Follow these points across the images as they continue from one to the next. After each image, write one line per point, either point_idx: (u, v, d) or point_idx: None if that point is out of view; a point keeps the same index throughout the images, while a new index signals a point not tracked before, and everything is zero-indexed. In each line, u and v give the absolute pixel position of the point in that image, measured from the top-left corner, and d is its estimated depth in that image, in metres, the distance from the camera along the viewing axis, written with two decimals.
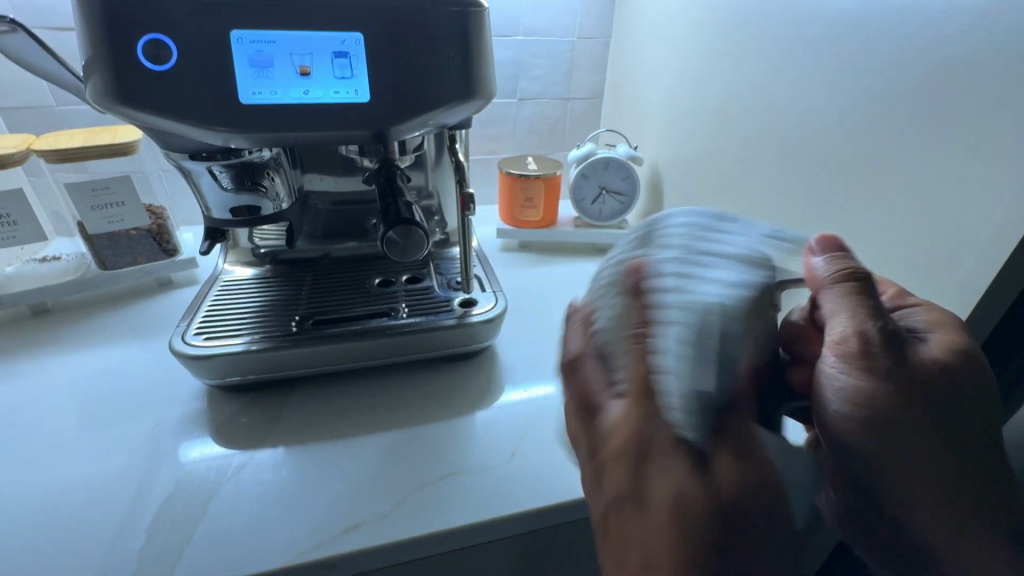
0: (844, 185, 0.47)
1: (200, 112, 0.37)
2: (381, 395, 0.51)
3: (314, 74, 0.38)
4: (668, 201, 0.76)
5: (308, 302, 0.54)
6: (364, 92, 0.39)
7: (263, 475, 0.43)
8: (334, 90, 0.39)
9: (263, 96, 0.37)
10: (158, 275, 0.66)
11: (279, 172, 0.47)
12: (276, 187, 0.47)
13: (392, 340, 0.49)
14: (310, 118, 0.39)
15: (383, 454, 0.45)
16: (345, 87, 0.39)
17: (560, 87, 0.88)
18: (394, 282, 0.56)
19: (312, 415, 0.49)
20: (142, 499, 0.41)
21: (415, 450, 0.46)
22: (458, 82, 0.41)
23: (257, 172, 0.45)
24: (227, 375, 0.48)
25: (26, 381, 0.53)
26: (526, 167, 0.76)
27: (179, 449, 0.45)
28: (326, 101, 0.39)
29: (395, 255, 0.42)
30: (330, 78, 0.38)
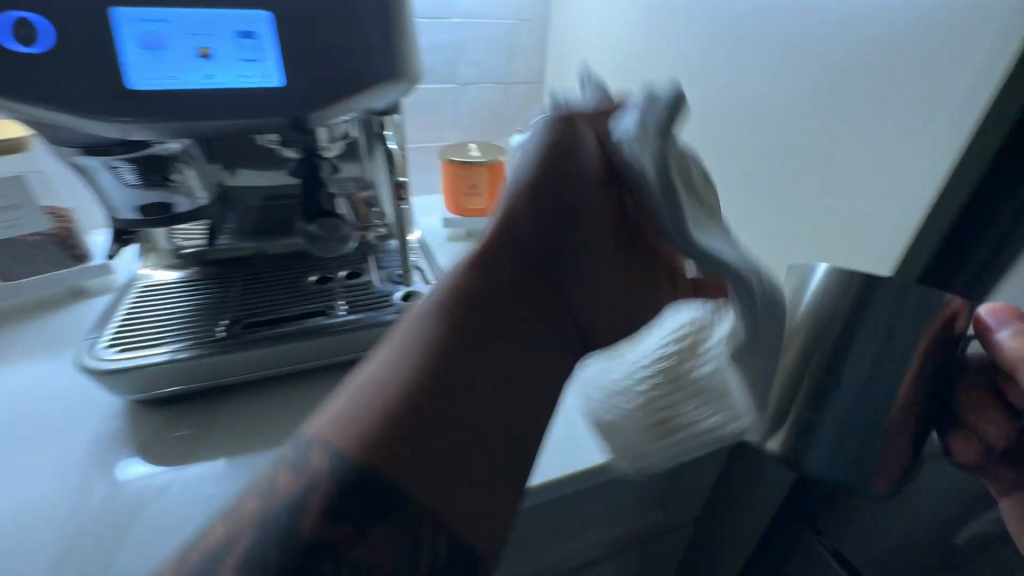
0: (776, 164, 0.49)
1: (87, 101, 0.33)
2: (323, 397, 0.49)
3: (217, 57, 0.35)
4: None
5: (237, 304, 0.50)
6: (276, 76, 0.36)
7: (208, 485, 0.41)
8: (242, 74, 0.36)
9: (159, 81, 0.34)
10: (67, 283, 0.60)
11: (191, 164, 0.43)
12: (188, 181, 0.43)
13: (330, 339, 0.47)
14: (217, 106, 0.36)
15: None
16: (254, 70, 0.36)
17: (501, 71, 0.86)
18: (331, 279, 0.54)
19: (248, 424, 0.46)
20: (55, 531, 0.37)
21: None
22: (380, 66, 0.39)
23: (163, 165, 0.41)
24: (149, 386, 0.45)
25: None
26: (468, 154, 0.74)
27: (94, 474, 0.42)
28: (233, 86, 0.36)
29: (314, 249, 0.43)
30: (236, 62, 0.35)
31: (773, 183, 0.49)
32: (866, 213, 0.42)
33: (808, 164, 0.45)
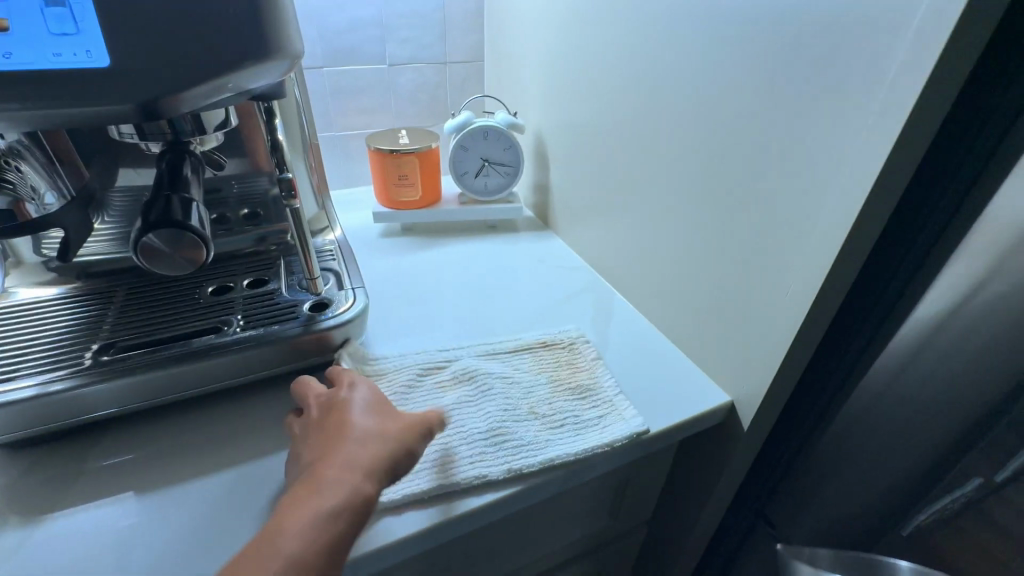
0: (715, 144, 0.45)
1: None
2: (223, 426, 0.44)
3: (17, 30, 0.28)
4: (555, 171, 0.72)
5: (118, 323, 0.44)
6: (101, 54, 0.30)
7: (116, 519, 0.37)
8: (55, 52, 0.29)
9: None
10: None
11: (25, 162, 0.37)
12: (27, 180, 0.37)
13: (222, 360, 0.41)
14: (27, 91, 0.29)
15: (225, 498, 0.39)
16: (72, 47, 0.29)
17: (435, 50, 0.79)
18: (231, 289, 0.48)
19: (134, 463, 0.41)
20: None
21: (260, 487, 0.40)
22: (242, 41, 0.32)
23: None
24: (7, 428, 0.38)
25: None
26: (397, 142, 0.68)
27: None
28: (45, 67, 0.29)
29: (154, 265, 0.30)
30: (46, 36, 0.29)
31: (714, 166, 0.45)
32: (801, 198, 0.38)
33: (747, 144, 0.42)
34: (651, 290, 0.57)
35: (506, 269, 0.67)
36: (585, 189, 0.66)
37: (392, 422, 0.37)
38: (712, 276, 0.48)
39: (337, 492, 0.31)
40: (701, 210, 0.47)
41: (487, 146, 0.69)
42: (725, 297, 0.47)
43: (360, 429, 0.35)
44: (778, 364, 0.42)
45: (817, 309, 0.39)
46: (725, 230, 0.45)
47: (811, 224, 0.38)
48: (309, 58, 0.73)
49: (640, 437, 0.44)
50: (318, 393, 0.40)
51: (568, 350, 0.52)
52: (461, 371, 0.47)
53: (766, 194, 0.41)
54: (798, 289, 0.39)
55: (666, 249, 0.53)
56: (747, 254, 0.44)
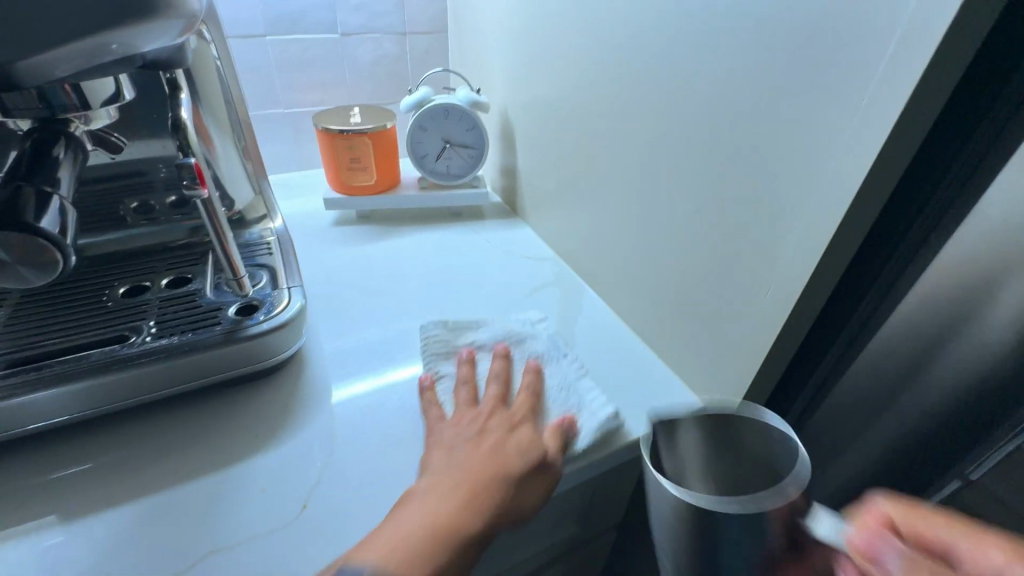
0: (693, 127, 0.40)
1: None
2: (141, 447, 0.39)
3: None
4: (522, 153, 0.66)
5: (6, 332, 0.37)
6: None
7: (20, 560, 0.32)
8: None
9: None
10: None
11: None
12: None
13: (129, 375, 0.36)
14: None
15: (134, 534, 0.34)
16: None
17: (392, 19, 0.72)
18: (146, 290, 0.42)
19: (31, 492, 0.36)
20: None
21: (176, 519, 0.35)
22: None
23: None
24: None
25: None
26: (348, 120, 0.61)
27: None
28: None
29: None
30: None
31: (691, 150, 0.41)
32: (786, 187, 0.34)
33: (727, 125, 0.37)
34: (624, 283, 0.52)
35: (471, 260, 0.62)
36: (555, 175, 0.61)
37: (526, 481, 0.36)
38: (689, 271, 0.44)
39: (442, 514, 0.32)
40: (677, 200, 0.43)
41: (447, 126, 0.63)
42: (701, 294, 0.43)
43: (510, 475, 0.35)
44: (757, 369, 0.39)
45: (799, 312, 0.35)
46: (703, 223, 0.41)
47: (797, 217, 0.34)
48: (249, 25, 0.66)
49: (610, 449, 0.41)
50: (495, 422, 0.39)
51: (529, 338, 0.48)
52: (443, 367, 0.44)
53: (748, 184, 0.37)
54: (780, 291, 0.36)
55: (639, 242, 0.49)
56: (726, 249, 0.39)
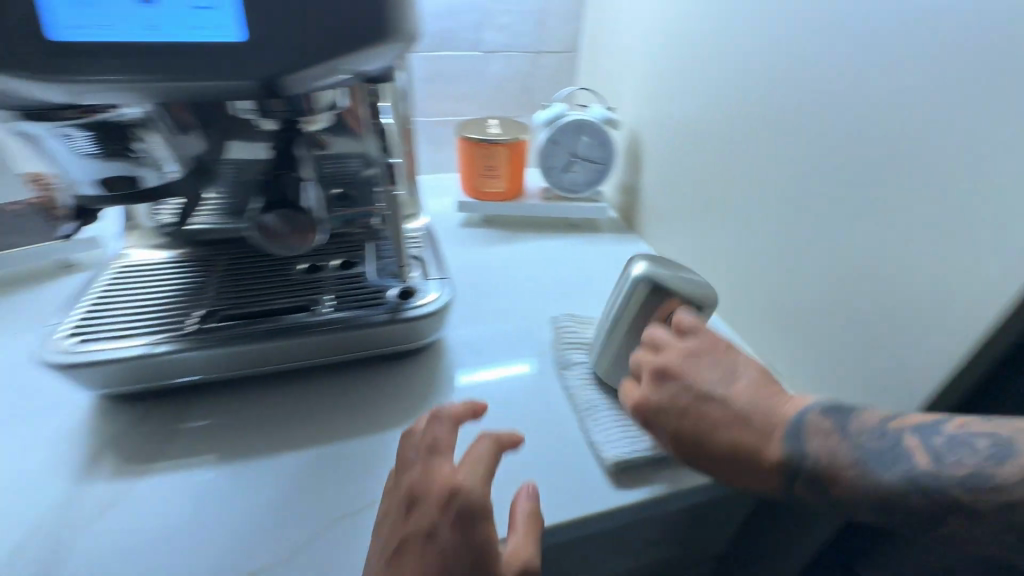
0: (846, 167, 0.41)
1: (26, 52, 0.27)
2: (312, 400, 0.43)
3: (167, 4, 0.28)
4: (648, 171, 0.68)
5: (219, 293, 0.45)
6: (234, 29, 0.29)
7: (223, 482, 0.37)
8: (194, 25, 0.29)
9: (91, 33, 0.28)
10: (57, 257, 0.55)
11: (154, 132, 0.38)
12: (151, 152, 0.38)
13: (314, 339, 0.41)
14: (177, 63, 0.29)
15: (311, 476, 0.37)
16: (208, 20, 0.29)
17: (531, 39, 0.77)
18: (322, 268, 0.48)
19: (229, 425, 0.41)
20: (13, 519, 0.34)
21: (344, 467, 0.38)
22: (362, 19, 0.31)
23: (127, 136, 0.36)
24: (110, 383, 0.40)
25: None
26: (488, 131, 0.66)
27: (67, 452, 0.38)
28: (187, 41, 0.29)
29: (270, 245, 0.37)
30: (187, 9, 0.29)
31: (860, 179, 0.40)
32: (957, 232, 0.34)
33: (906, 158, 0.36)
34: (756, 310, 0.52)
35: (590, 271, 0.64)
36: (683, 194, 0.61)
37: None
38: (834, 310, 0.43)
39: None
40: None
41: (578, 141, 0.66)
42: (848, 331, 0.43)
43: None
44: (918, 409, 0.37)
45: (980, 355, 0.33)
46: None
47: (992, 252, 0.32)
48: None
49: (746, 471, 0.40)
50: (434, 486, 0.31)
51: None
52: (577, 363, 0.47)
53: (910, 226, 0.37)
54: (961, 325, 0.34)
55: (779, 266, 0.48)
56: None
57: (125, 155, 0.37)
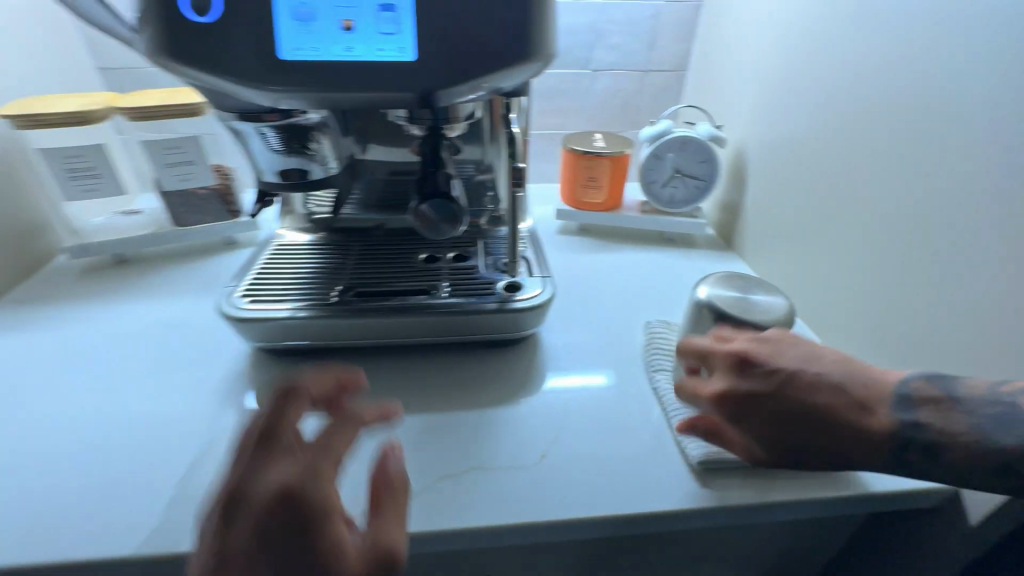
0: (940, 193, 0.42)
1: (246, 68, 0.34)
2: (421, 374, 0.48)
3: (358, 29, 0.34)
4: (752, 190, 0.67)
5: (353, 272, 0.52)
6: (409, 50, 0.34)
7: None
8: (378, 47, 0.34)
9: (306, 52, 0.34)
10: (223, 235, 0.67)
11: (327, 135, 0.45)
12: (323, 151, 0.46)
13: (432, 319, 0.47)
14: (357, 77, 0.35)
15: (421, 440, 0.42)
16: (390, 43, 0.34)
17: (639, 57, 0.80)
18: (439, 259, 0.54)
19: None
20: (189, 442, 0.41)
21: (449, 435, 0.42)
22: (511, 42, 0.36)
23: (305, 135, 0.43)
24: (265, 339, 0.47)
25: (117, 320, 0.56)
26: (593, 145, 0.70)
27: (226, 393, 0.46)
28: (370, 59, 0.34)
29: (426, 231, 0.41)
30: (375, 33, 0.34)
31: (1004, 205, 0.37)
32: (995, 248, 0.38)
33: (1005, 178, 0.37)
34: (860, 337, 0.50)
35: (685, 285, 0.64)
36: (791, 214, 0.60)
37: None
38: (900, 327, 0.45)
39: None
40: (969, 254, 0.39)
41: (681, 157, 0.68)
42: (968, 361, 0.39)
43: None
44: None
45: None
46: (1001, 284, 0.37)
47: None
48: None
49: (854, 495, 0.38)
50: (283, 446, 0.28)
51: None
52: (661, 370, 0.48)
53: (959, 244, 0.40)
54: None
55: (897, 292, 0.46)
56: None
57: (304, 151, 0.44)
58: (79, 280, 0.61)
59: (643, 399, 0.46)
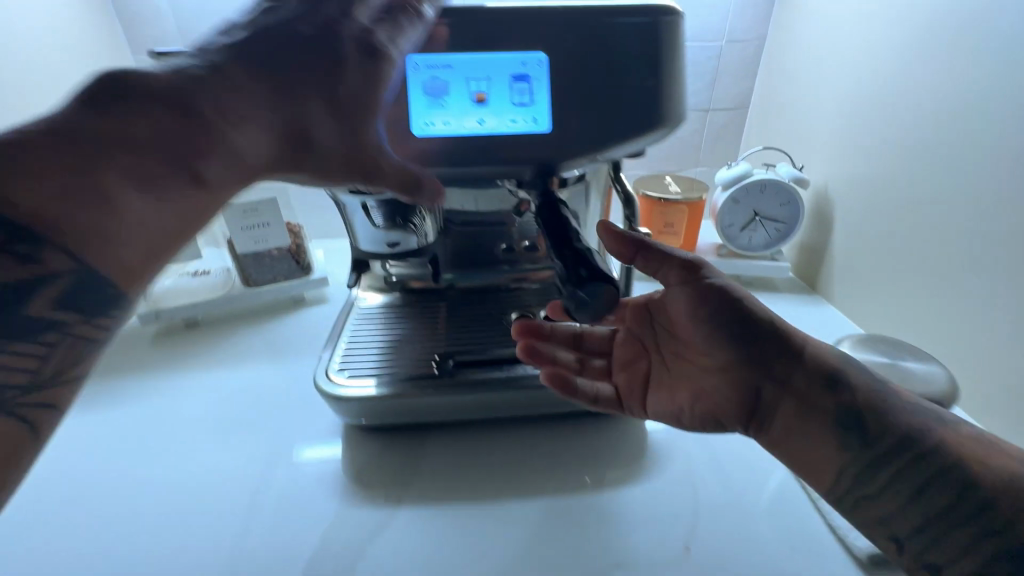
0: None
1: None
2: (528, 448, 0.45)
3: (491, 101, 0.32)
4: (838, 232, 0.64)
5: (446, 336, 0.50)
6: (544, 120, 0.33)
7: (468, 530, 0.39)
8: (512, 118, 0.33)
9: (439, 127, 0.32)
10: (292, 293, 0.65)
11: (430, 210, 0.44)
12: (425, 226, 0.44)
13: (542, 391, 0.44)
14: (489, 151, 0.33)
15: (548, 530, 0.38)
16: (524, 114, 0.33)
17: (700, 97, 0.79)
18: (533, 320, 0.52)
19: (459, 468, 0.44)
20: (298, 535, 0.38)
21: (577, 524, 0.39)
22: (639, 108, 0.34)
23: (410, 211, 0.42)
24: (365, 416, 0.44)
25: (194, 388, 0.53)
26: (666, 189, 0.68)
27: (326, 474, 0.43)
28: (505, 132, 0.33)
29: (581, 316, 0.34)
30: (508, 105, 0.33)
31: None
32: (976, 275, 0.49)
33: None
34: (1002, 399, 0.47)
35: None
36: (892, 259, 0.57)
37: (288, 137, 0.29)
38: None
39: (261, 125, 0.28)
40: None
41: (761, 200, 0.65)
42: None
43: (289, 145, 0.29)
44: None
45: None
46: None
47: None
48: None
49: None
50: None
51: None
52: None
53: (950, 263, 0.51)
54: None
55: None
56: None
57: (406, 226, 0.43)
58: (152, 345, 0.59)
59: (772, 474, 0.43)
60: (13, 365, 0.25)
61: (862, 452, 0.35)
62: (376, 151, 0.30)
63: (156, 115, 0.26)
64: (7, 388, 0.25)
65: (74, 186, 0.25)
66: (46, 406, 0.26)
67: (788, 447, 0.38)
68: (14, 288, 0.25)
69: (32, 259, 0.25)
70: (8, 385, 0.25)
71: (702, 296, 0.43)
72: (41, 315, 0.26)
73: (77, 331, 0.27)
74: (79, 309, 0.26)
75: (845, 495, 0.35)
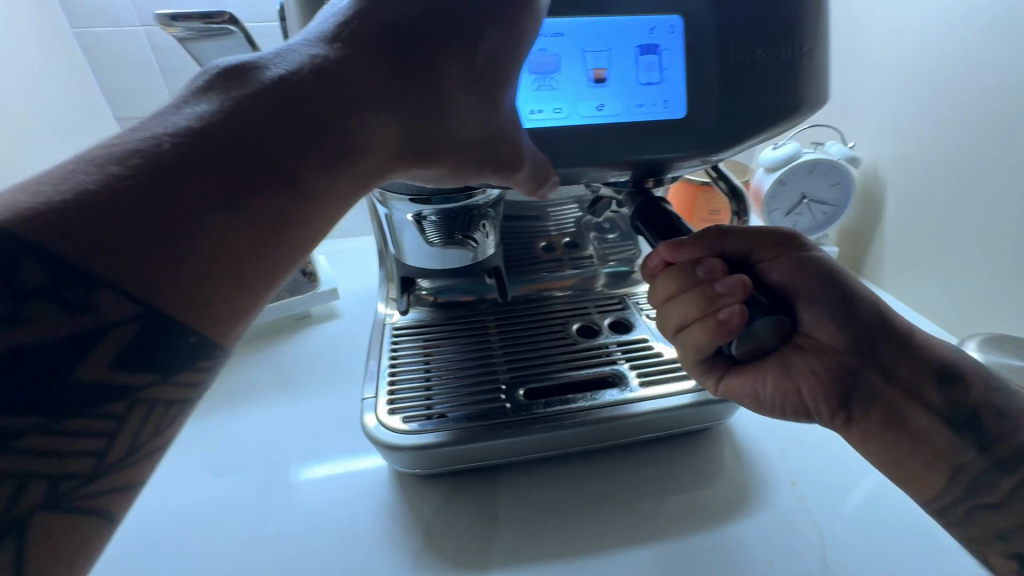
0: None
1: (474, 155, 0.24)
2: (615, 482, 0.39)
3: (612, 80, 0.26)
4: (888, 214, 0.61)
5: (506, 356, 0.43)
6: (675, 105, 0.27)
7: None
8: (637, 103, 0.26)
9: (549, 116, 0.26)
10: (298, 309, 0.56)
11: (491, 222, 0.36)
12: (485, 240, 0.37)
13: (634, 419, 0.38)
14: (608, 143, 0.27)
15: None
16: (651, 97, 0.27)
17: None
18: (599, 331, 0.46)
19: (542, 518, 0.37)
20: None
21: None
22: (784, 87, 0.27)
23: (471, 224, 0.35)
24: (426, 464, 0.37)
25: (202, 435, 0.44)
26: None
27: (386, 539, 0.36)
28: (628, 118, 0.27)
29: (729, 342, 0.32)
30: (633, 85, 0.26)
31: None
32: None
33: None
34: None
35: None
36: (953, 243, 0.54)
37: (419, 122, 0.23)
38: None
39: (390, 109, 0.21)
40: None
41: (809, 181, 0.61)
42: None
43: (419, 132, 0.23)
44: None
45: None
46: None
47: None
48: None
49: None
50: None
51: None
52: None
53: None
54: None
55: None
56: None
57: (465, 243, 0.35)
58: None
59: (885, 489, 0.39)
60: (68, 450, 0.17)
61: (982, 457, 0.29)
62: (513, 135, 0.25)
63: (253, 102, 0.19)
64: (62, 478, 0.17)
65: (138, 216, 0.17)
66: (119, 490, 0.19)
67: (882, 444, 0.32)
68: (64, 346, 0.17)
69: (85, 304, 0.17)
70: (60, 475, 0.17)
71: (800, 267, 0.36)
72: (101, 379, 0.18)
73: (150, 395, 0.19)
74: (148, 364, 0.19)
75: (958, 503, 0.30)
